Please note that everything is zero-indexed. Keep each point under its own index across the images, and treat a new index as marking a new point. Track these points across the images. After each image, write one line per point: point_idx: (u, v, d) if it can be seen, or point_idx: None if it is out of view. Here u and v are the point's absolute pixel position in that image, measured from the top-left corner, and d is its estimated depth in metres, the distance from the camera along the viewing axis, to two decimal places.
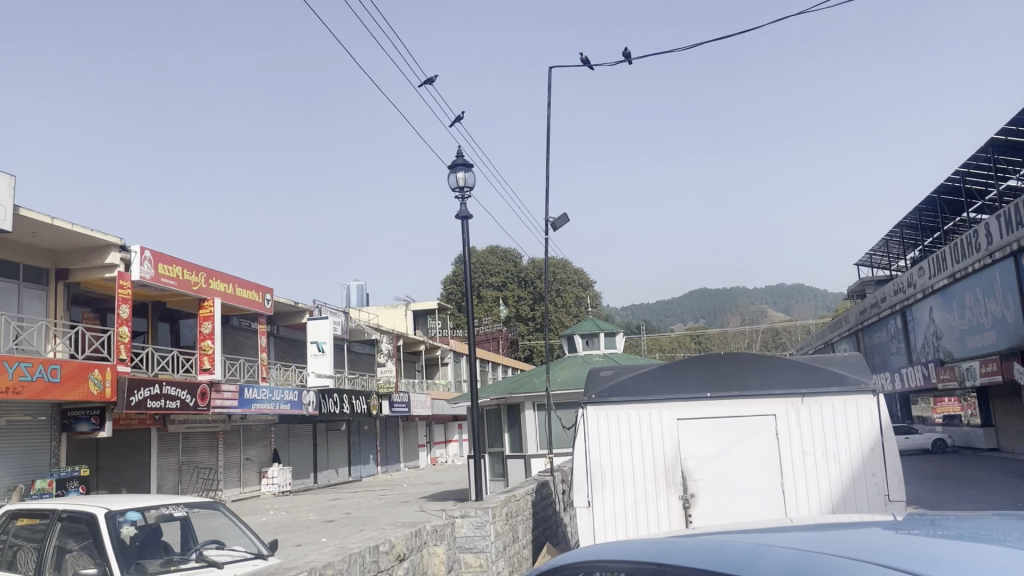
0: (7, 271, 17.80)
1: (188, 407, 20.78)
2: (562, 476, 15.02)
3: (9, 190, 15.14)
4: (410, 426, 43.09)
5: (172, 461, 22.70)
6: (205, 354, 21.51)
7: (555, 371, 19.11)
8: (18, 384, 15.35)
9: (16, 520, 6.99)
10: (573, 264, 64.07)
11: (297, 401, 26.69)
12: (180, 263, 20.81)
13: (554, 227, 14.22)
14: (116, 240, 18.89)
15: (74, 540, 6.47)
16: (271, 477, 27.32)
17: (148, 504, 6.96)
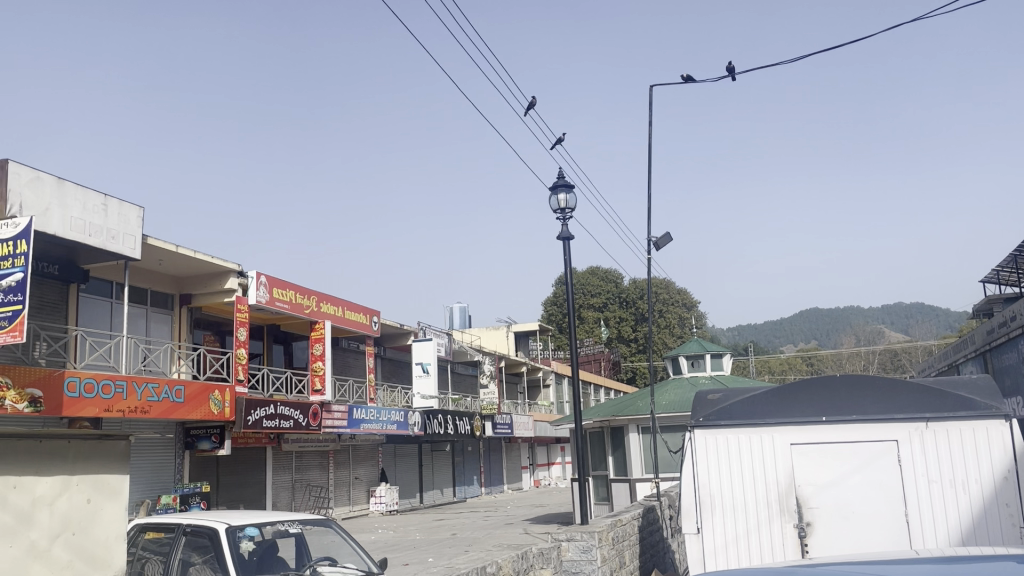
0: (136, 297, 18.99)
1: (301, 426, 21.51)
2: (669, 501, 14.70)
3: (138, 221, 16.16)
4: (513, 447, 43.30)
5: (285, 479, 23.52)
6: (316, 375, 22.28)
7: (660, 393, 18.78)
8: (146, 404, 16.25)
9: (144, 533, 7.39)
10: (676, 284, 63.12)
11: (403, 421, 27.22)
12: (293, 287, 21.67)
13: (657, 246, 14.10)
14: (235, 266, 19.85)
15: (197, 554, 6.78)
16: (380, 496, 27.86)
17: (265, 520, 7.21)
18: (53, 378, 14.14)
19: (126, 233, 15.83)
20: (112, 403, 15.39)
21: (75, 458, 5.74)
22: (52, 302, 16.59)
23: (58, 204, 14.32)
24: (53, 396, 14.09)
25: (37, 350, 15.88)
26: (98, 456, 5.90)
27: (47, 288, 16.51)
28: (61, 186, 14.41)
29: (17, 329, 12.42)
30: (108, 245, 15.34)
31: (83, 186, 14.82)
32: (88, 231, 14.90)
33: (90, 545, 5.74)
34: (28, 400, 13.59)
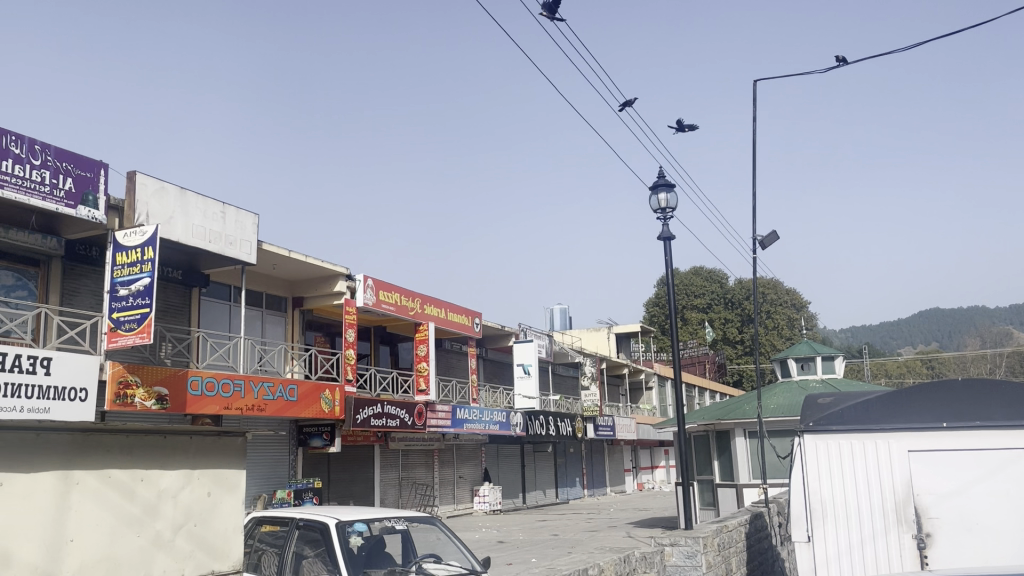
0: (252, 300, 19.91)
1: (407, 425, 22.01)
2: (778, 508, 14.24)
3: (253, 228, 16.93)
4: (616, 450, 42.99)
5: (392, 476, 24.13)
6: (421, 375, 22.74)
7: (767, 396, 18.23)
8: (262, 402, 17.00)
9: (261, 526, 7.74)
10: (785, 284, 61.17)
11: (505, 422, 27.49)
12: (399, 290, 22.19)
13: (762, 245, 13.71)
14: (343, 270, 20.52)
15: (310, 547, 7.04)
16: (483, 495, 28.19)
17: (372, 517, 7.41)
18: (177, 377, 14.98)
19: (243, 239, 16.62)
20: (231, 401, 16.19)
21: (196, 452, 6.07)
22: (176, 306, 17.59)
23: (181, 213, 15.17)
24: (178, 395, 14.92)
25: (163, 351, 16.86)
26: (218, 451, 6.25)
27: (171, 292, 17.52)
28: (183, 196, 15.26)
29: (145, 331, 13.22)
30: (226, 251, 16.14)
31: (203, 195, 15.65)
32: (208, 238, 15.71)
33: (210, 536, 6.09)
34: (156, 398, 14.45)
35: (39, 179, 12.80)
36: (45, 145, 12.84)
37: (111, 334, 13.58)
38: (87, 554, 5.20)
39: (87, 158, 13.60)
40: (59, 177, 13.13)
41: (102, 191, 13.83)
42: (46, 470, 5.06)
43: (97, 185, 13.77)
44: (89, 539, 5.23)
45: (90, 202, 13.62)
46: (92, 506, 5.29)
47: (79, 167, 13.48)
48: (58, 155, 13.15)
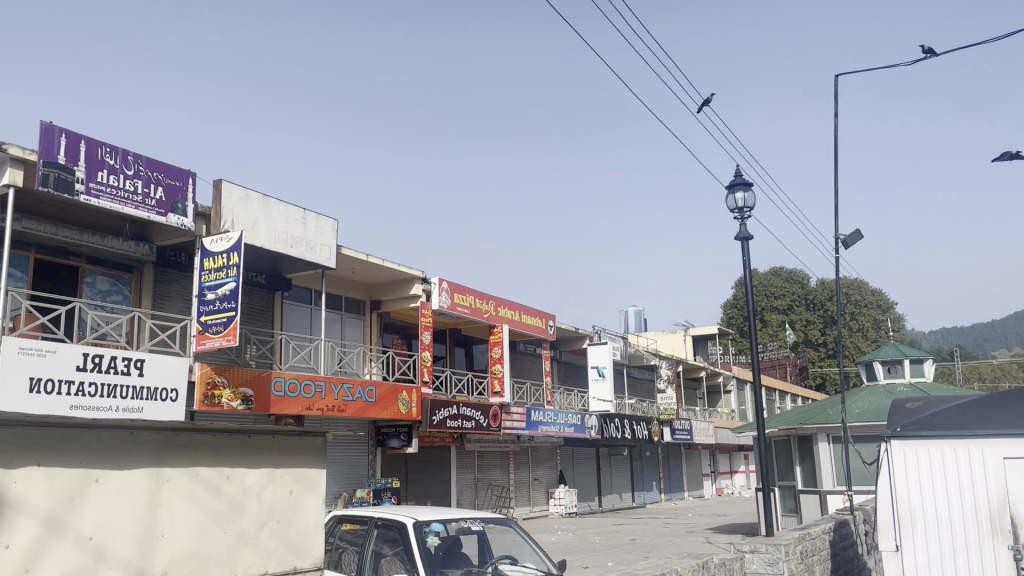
0: (332, 303, 20.39)
1: (483, 427, 22.16)
2: (865, 516, 13.77)
3: (332, 233, 17.34)
4: (693, 454, 42.35)
5: (468, 477, 24.33)
6: (495, 377, 22.82)
7: (852, 401, 17.64)
8: (342, 402, 17.37)
9: (341, 524, 7.91)
10: (869, 285, 59.16)
11: (580, 424, 27.42)
12: (473, 292, 22.36)
13: (845, 244, 13.31)
14: (418, 273, 20.80)
15: (388, 546, 7.16)
16: (559, 497, 28.23)
17: (449, 517, 7.51)
18: (261, 379, 15.45)
19: (323, 243, 17.05)
20: (312, 402, 16.61)
21: (278, 452, 6.28)
22: (260, 309, 18.16)
23: (264, 219, 15.65)
24: (262, 395, 15.39)
25: (248, 353, 17.43)
26: (299, 450, 6.45)
27: (255, 296, 18.10)
28: (266, 202, 15.74)
29: (231, 334, 13.68)
30: (307, 255, 16.57)
31: (284, 202, 16.11)
32: (290, 243, 16.18)
33: (291, 533, 6.28)
34: (241, 398, 14.92)
35: (132, 189, 13.41)
36: (137, 156, 13.44)
37: (199, 336, 14.11)
38: (177, 549, 5.41)
39: (176, 168, 14.18)
40: (150, 186, 13.73)
41: (190, 199, 14.40)
42: (139, 466, 5.28)
43: (185, 193, 14.34)
44: (179, 535, 5.44)
45: (179, 210, 14.19)
46: (181, 502, 5.50)
47: (168, 176, 14.06)
48: (149, 164, 13.75)
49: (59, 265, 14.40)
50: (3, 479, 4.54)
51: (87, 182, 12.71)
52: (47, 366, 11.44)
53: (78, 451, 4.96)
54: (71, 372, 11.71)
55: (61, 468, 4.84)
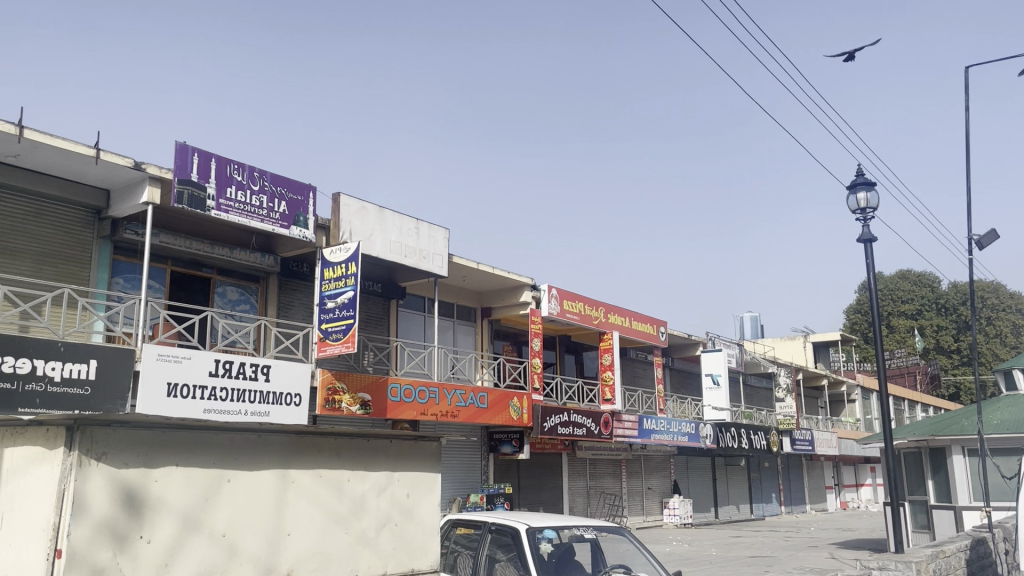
0: (444, 311, 20.81)
1: (594, 434, 22.05)
2: (1005, 534, 12.84)
3: (444, 242, 17.68)
4: (816, 466, 40.72)
5: (581, 485, 24.26)
6: (606, 385, 22.63)
7: (990, 411, 16.53)
8: (455, 408, 17.66)
9: (456, 528, 8.03)
10: (1009, 288, 55.32)
11: (694, 433, 26.86)
12: (583, 299, 22.28)
13: (979, 245, 12.52)
14: (528, 280, 20.93)
15: (502, 551, 7.22)
16: (674, 507, 27.58)
17: (562, 524, 7.51)
18: (378, 385, 15.91)
19: (435, 253, 17.43)
20: (427, 407, 16.97)
21: (395, 456, 6.45)
22: (377, 317, 18.74)
23: (379, 230, 16.15)
24: (379, 400, 15.86)
25: (365, 359, 18.03)
26: (415, 454, 6.61)
27: (372, 305, 18.71)
28: (381, 214, 16.25)
29: (350, 341, 14.15)
30: (420, 264, 16.99)
31: (399, 213, 16.59)
32: (404, 252, 16.62)
33: (409, 536, 6.45)
34: (360, 403, 15.40)
35: (258, 204, 14.11)
36: (262, 172, 14.14)
37: (320, 344, 14.67)
38: (301, 548, 5.64)
39: (298, 183, 14.83)
40: (274, 201, 14.41)
41: (311, 213, 15.03)
42: (268, 468, 5.55)
43: (306, 207, 14.98)
44: (303, 535, 5.67)
45: (300, 223, 14.84)
46: (305, 503, 5.73)
47: (291, 191, 14.73)
48: (273, 180, 14.44)
49: (193, 276, 15.29)
50: (146, 478, 4.85)
51: (217, 199, 13.47)
52: (183, 372, 12.19)
53: (212, 452, 5.24)
54: (204, 377, 12.42)
55: (197, 469, 5.13)
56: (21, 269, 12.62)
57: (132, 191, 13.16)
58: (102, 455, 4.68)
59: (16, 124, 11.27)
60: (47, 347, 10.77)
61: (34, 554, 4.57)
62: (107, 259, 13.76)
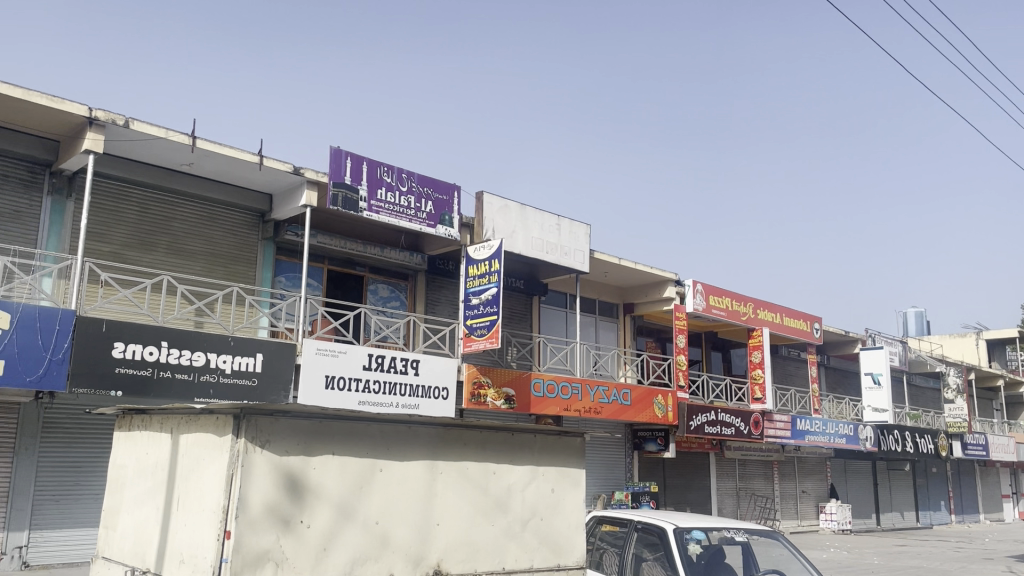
0: (586, 307, 20.76)
1: (743, 434, 21.34)
2: None
3: (585, 238, 17.62)
4: (991, 473, 37.58)
5: (730, 486, 23.56)
6: (756, 383, 21.79)
7: None
8: (599, 404, 17.59)
9: (601, 525, 7.96)
10: None
11: (853, 435, 25.46)
12: (730, 294, 21.56)
13: None
14: (672, 275, 20.51)
15: (648, 551, 7.10)
16: (829, 513, 26.36)
17: (711, 526, 7.28)
18: (522, 380, 16.07)
19: (577, 248, 17.40)
20: (570, 403, 16.98)
21: (539, 451, 6.48)
22: (519, 313, 18.97)
23: (522, 227, 16.31)
24: (523, 395, 16.02)
25: (509, 354, 18.29)
26: (559, 450, 6.61)
27: (515, 301, 18.95)
28: (523, 211, 16.40)
29: (494, 336, 14.38)
30: (562, 260, 17.02)
31: (541, 209, 16.69)
32: (546, 249, 16.70)
33: (555, 531, 6.45)
34: (504, 398, 15.63)
35: (406, 204, 14.58)
36: (409, 173, 14.61)
37: (466, 339, 15.00)
38: (450, 539, 5.76)
39: (443, 182, 15.21)
40: (422, 200, 14.85)
41: (456, 211, 15.39)
42: (417, 460, 5.71)
43: (451, 206, 15.33)
44: (452, 525, 5.80)
45: (446, 221, 15.23)
46: (453, 494, 5.85)
47: (437, 191, 15.12)
48: (420, 181, 14.88)
49: (347, 275, 16.02)
50: (305, 465, 5.11)
51: (369, 201, 14.03)
52: (339, 365, 12.80)
53: (365, 444, 5.45)
54: (359, 370, 12.99)
55: (351, 458, 5.35)
56: (195, 269, 13.63)
57: (292, 195, 13.96)
58: (266, 442, 4.96)
59: (190, 135, 12.22)
60: (218, 341, 11.59)
61: (206, 534, 4.91)
62: (271, 259, 14.65)
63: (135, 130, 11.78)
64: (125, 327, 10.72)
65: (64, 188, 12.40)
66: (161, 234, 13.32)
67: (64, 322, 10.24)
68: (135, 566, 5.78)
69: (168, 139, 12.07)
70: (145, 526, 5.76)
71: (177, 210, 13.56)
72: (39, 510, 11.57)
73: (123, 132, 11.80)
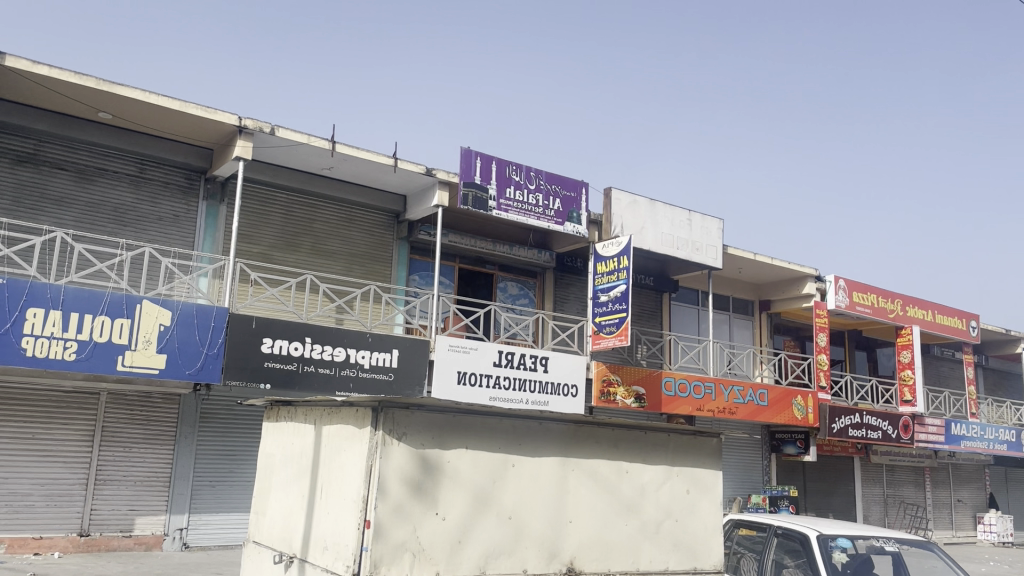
0: (720, 304, 20.22)
1: (891, 438, 20.14)
2: None
3: (718, 233, 17.14)
4: None
5: (877, 493, 22.32)
6: (905, 385, 20.50)
7: None
8: (733, 405, 17.05)
9: (739, 528, 7.68)
10: None
11: (1015, 442, 23.54)
12: (876, 291, 20.37)
13: None
14: (811, 271, 19.60)
15: (789, 557, 6.80)
16: (988, 524, 24.18)
17: (858, 533, 6.89)
18: (654, 378, 15.81)
19: (709, 244, 16.95)
20: (703, 402, 16.56)
21: (674, 450, 6.33)
22: (650, 311, 18.69)
23: (652, 223, 16.06)
24: (655, 394, 15.77)
25: (639, 352, 18.08)
26: (695, 450, 6.43)
27: (645, 298, 18.68)
28: (653, 207, 16.13)
29: (624, 334, 14.20)
30: (695, 256, 16.62)
31: (671, 205, 16.36)
32: (678, 245, 16.37)
33: (691, 533, 6.29)
34: (635, 396, 15.44)
35: (535, 202, 14.64)
36: (538, 172, 14.66)
37: (595, 336, 14.90)
38: (584, 536, 5.72)
39: (572, 180, 15.18)
40: (550, 198, 14.88)
41: (584, 208, 15.30)
42: (550, 456, 5.69)
43: (580, 203, 15.27)
44: (586, 522, 5.76)
45: (575, 219, 15.18)
46: (586, 493, 5.80)
47: (565, 189, 15.11)
48: (548, 179, 14.91)
49: (478, 273, 16.27)
50: (440, 458, 5.20)
51: (498, 199, 14.20)
52: (471, 361, 13.02)
53: (497, 438, 5.49)
54: (489, 367, 13.17)
55: (484, 452, 5.40)
56: (335, 268, 14.23)
57: (425, 195, 14.31)
58: (402, 435, 5.07)
59: (330, 140, 12.75)
60: (357, 337, 12.04)
61: (348, 522, 5.08)
62: (405, 258, 15.10)
63: (280, 136, 12.40)
64: (274, 323, 11.31)
65: (218, 193, 13.23)
66: (305, 235, 13.98)
67: (218, 319, 10.93)
68: (284, 551, 6.06)
69: (310, 144, 12.64)
70: (292, 513, 6.03)
71: (318, 213, 14.19)
72: (198, 494, 12.40)
73: (269, 139, 12.44)
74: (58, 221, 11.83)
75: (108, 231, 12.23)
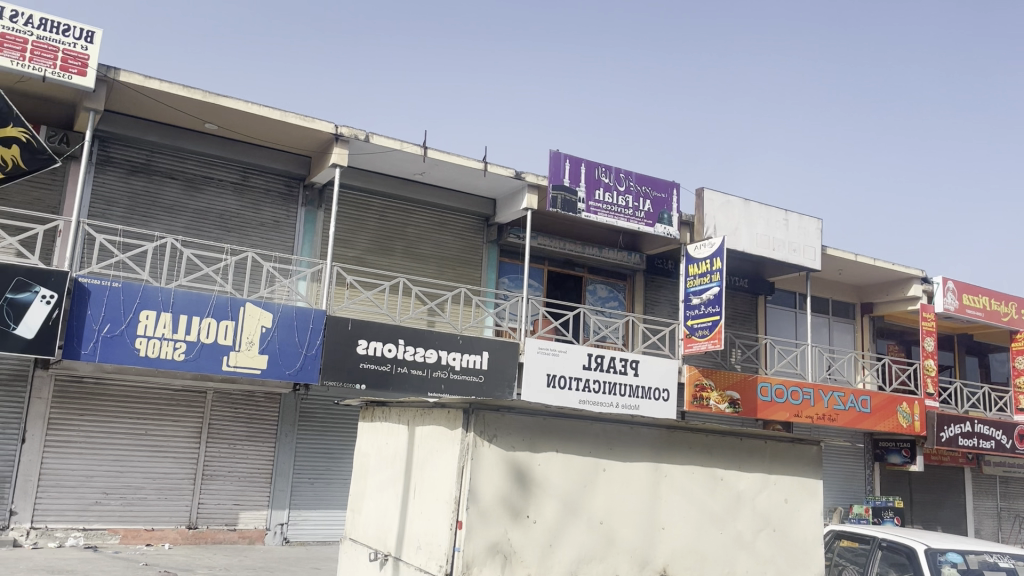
0: (819, 307, 19.56)
1: (1006, 449, 19.03)
2: None
3: (816, 233, 16.57)
4: None
5: (990, 506, 21.14)
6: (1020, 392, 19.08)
7: None
8: (833, 411, 16.44)
9: (840, 539, 7.39)
10: None
11: None
12: (988, 293, 19.28)
13: None
14: (918, 272, 18.71)
15: (895, 571, 6.51)
16: None
17: (970, 548, 6.53)
18: (748, 383, 15.43)
19: (807, 245, 16.41)
20: (801, 408, 16.05)
21: (771, 458, 6.14)
22: (744, 314, 18.25)
23: (746, 223, 15.68)
24: (749, 399, 15.38)
25: (733, 356, 17.68)
26: (794, 459, 6.22)
27: (739, 301, 18.25)
28: (747, 207, 15.75)
29: (717, 337, 13.91)
30: (791, 257, 16.12)
31: (767, 205, 15.91)
32: (774, 246, 15.92)
33: (790, 544, 6.09)
34: (729, 401, 15.10)
35: (624, 204, 14.52)
36: (628, 173, 14.53)
37: (687, 340, 14.66)
38: (677, 544, 5.62)
39: (663, 181, 14.97)
40: (640, 200, 14.72)
41: (676, 209, 15.06)
42: (642, 461, 5.62)
43: (671, 204, 15.03)
44: (680, 529, 5.66)
45: (666, 220, 14.95)
46: (678, 499, 5.70)
47: (656, 190, 14.91)
48: (639, 180, 14.76)
49: (568, 275, 16.25)
50: (531, 461, 5.21)
51: (587, 201, 14.14)
52: (561, 364, 13.01)
53: (588, 442, 5.45)
54: (579, 370, 13.13)
55: (575, 455, 5.38)
56: (427, 272, 14.47)
57: (515, 198, 14.37)
58: (493, 436, 5.11)
59: (422, 146, 12.97)
60: (448, 339, 12.20)
61: (441, 522, 5.14)
62: (495, 261, 15.22)
63: (374, 143, 12.68)
64: (368, 325, 11.58)
65: (315, 199, 13.64)
66: (398, 239, 14.26)
67: (316, 322, 11.26)
68: (379, 549, 6.18)
69: (403, 150, 12.89)
70: (387, 512, 6.14)
71: (411, 217, 14.46)
72: (298, 491, 12.82)
73: (364, 146, 12.74)
74: (169, 228, 12.45)
75: (214, 237, 12.79)
